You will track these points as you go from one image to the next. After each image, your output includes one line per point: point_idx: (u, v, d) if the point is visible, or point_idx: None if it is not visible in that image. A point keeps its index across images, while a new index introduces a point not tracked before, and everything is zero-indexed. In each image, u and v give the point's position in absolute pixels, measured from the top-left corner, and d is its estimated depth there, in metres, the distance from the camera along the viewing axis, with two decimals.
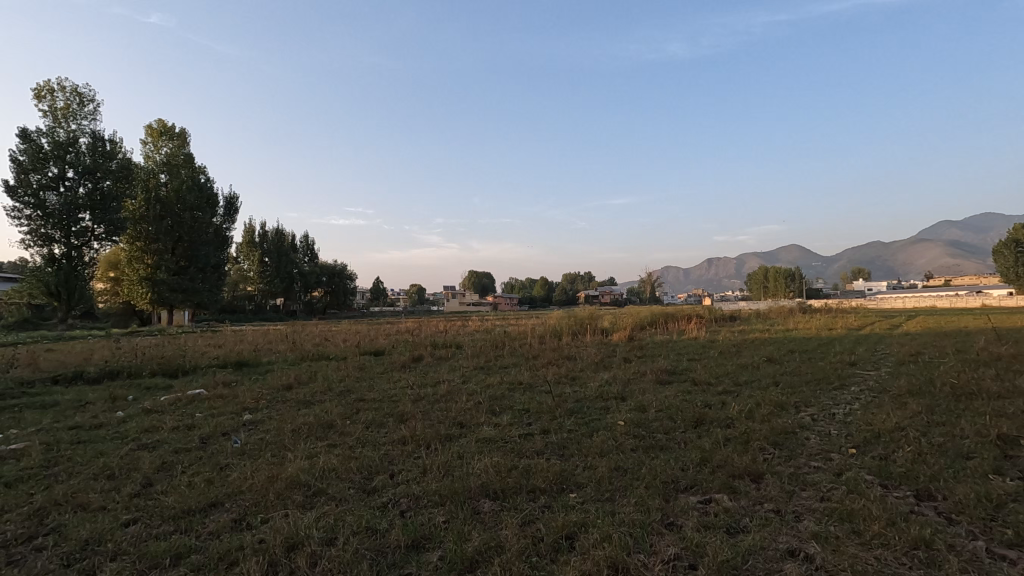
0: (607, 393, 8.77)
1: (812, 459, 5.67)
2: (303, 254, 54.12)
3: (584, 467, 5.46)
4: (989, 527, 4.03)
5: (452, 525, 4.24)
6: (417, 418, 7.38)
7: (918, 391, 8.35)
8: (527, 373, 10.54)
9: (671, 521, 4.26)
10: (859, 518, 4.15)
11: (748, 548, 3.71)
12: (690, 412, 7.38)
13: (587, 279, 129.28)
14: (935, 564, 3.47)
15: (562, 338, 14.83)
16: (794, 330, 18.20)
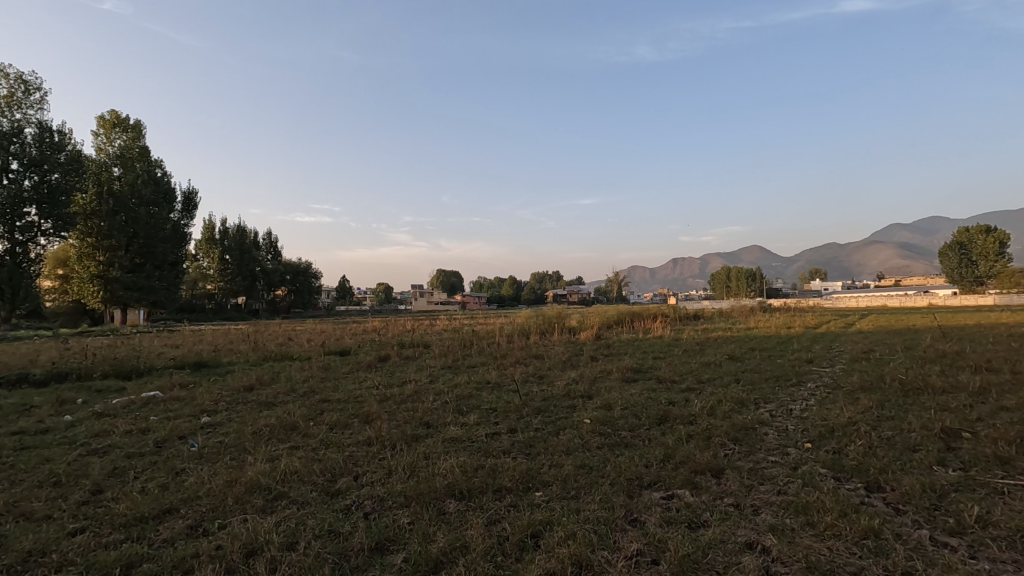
0: (555, 376, 8.34)
1: (770, 435, 4.96)
2: (266, 252, 52.86)
3: (500, 453, 4.52)
4: (937, 514, 3.12)
5: (314, 513, 3.41)
6: (347, 402, 6.73)
7: (870, 387, 6.88)
8: (494, 372, 8.68)
9: (636, 518, 3.21)
10: (812, 510, 3.17)
11: (650, 538, 2.88)
12: (636, 392, 6.92)
13: (556, 279, 128.87)
14: (883, 554, 2.67)
15: (522, 332, 14.52)
16: (755, 328, 17.52)
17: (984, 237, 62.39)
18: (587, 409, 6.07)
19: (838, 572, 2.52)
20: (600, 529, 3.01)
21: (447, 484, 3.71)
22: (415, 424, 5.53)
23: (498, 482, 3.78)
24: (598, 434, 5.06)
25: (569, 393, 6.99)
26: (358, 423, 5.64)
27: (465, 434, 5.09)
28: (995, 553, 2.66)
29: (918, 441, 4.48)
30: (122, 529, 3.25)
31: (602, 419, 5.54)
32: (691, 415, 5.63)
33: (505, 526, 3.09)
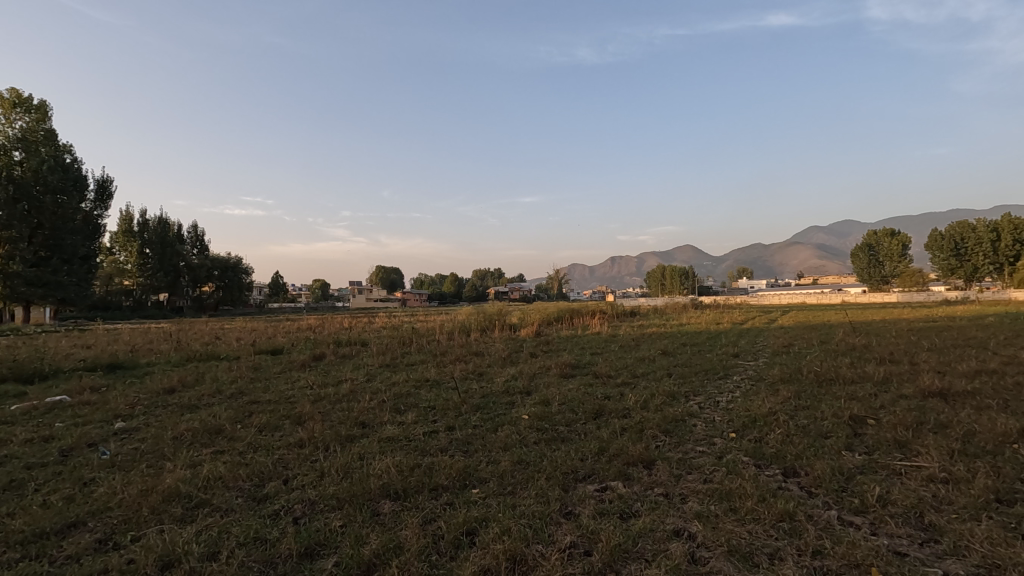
0: (494, 373, 8.37)
1: (698, 426, 5.19)
2: (191, 246, 49.87)
3: (437, 451, 4.48)
4: (845, 495, 3.37)
5: (240, 520, 3.26)
6: (278, 403, 6.46)
7: (789, 378, 7.35)
8: (433, 370, 8.59)
9: (570, 511, 3.28)
10: (734, 497, 3.34)
11: (583, 531, 2.94)
12: (573, 387, 7.06)
13: (497, 276, 129.12)
14: (796, 534, 2.86)
15: (462, 329, 14.49)
16: (686, 324, 18.31)
17: (890, 240, 68.10)
18: (525, 405, 6.13)
19: (757, 554, 2.68)
20: (535, 523, 3.05)
21: (382, 484, 3.64)
22: (350, 424, 5.39)
23: (434, 480, 3.75)
24: (536, 429, 5.12)
25: (508, 389, 7.04)
26: (289, 425, 5.43)
27: (401, 433, 5.01)
28: (892, 529, 2.91)
29: (830, 428, 4.83)
30: (19, 548, 2.97)
31: (540, 414, 5.61)
32: (625, 409, 5.81)
33: (440, 524, 3.07)
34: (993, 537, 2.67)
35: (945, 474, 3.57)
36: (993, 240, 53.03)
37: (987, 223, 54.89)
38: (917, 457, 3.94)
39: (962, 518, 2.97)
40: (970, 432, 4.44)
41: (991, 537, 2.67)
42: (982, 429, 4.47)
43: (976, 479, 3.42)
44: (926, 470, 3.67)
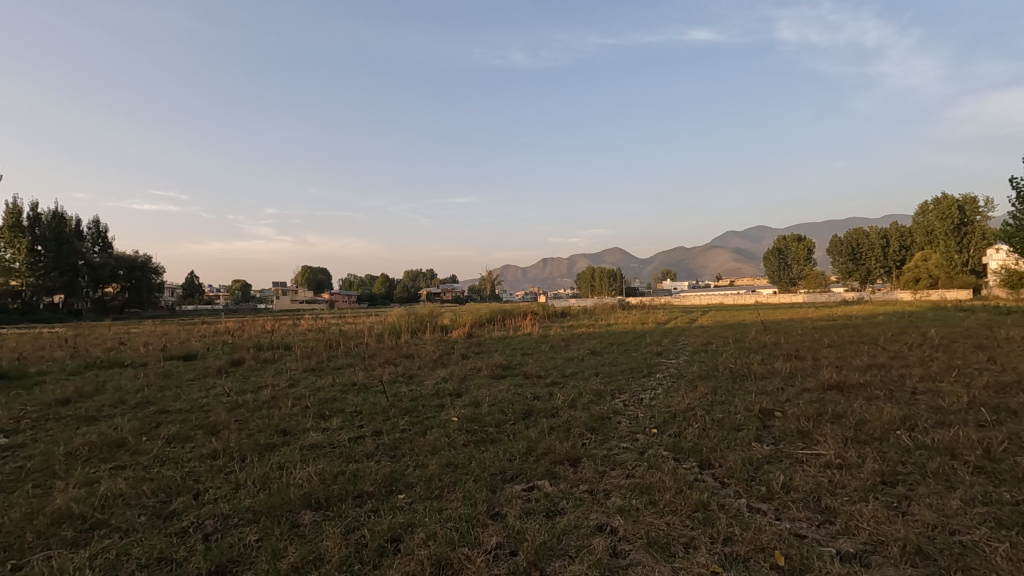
0: (425, 375, 8.26)
1: (622, 423, 5.36)
2: (92, 243, 45.79)
3: (363, 457, 4.36)
4: (753, 484, 3.60)
5: (142, 539, 3.02)
6: (189, 412, 6.05)
7: (707, 375, 7.77)
8: (361, 374, 8.35)
9: (497, 512, 3.30)
10: (655, 490, 3.48)
11: (510, 531, 2.96)
12: (504, 388, 7.09)
13: (429, 276, 127.63)
14: (709, 523, 3.02)
15: (392, 331, 14.21)
16: (614, 324, 18.97)
17: (797, 245, 73.79)
18: (456, 407, 6.10)
19: (674, 544, 2.80)
20: (461, 526, 3.04)
21: (302, 494, 3.50)
22: (270, 432, 5.14)
23: (359, 487, 3.65)
24: (465, 431, 5.11)
25: (438, 392, 6.97)
26: (202, 435, 5.09)
27: (326, 440, 4.84)
28: (793, 513, 3.14)
29: (742, 421, 5.15)
30: None
31: (470, 416, 5.60)
32: (553, 408, 5.92)
33: (363, 533, 2.99)
34: (878, 516, 2.95)
35: (840, 460, 3.90)
36: (883, 246, 58.73)
37: (878, 230, 60.65)
38: (817, 446, 4.29)
39: (853, 500, 3.25)
40: (861, 421, 4.89)
41: (877, 516, 2.95)
42: (871, 417, 4.94)
43: (866, 463, 3.76)
44: (824, 457, 3.99)
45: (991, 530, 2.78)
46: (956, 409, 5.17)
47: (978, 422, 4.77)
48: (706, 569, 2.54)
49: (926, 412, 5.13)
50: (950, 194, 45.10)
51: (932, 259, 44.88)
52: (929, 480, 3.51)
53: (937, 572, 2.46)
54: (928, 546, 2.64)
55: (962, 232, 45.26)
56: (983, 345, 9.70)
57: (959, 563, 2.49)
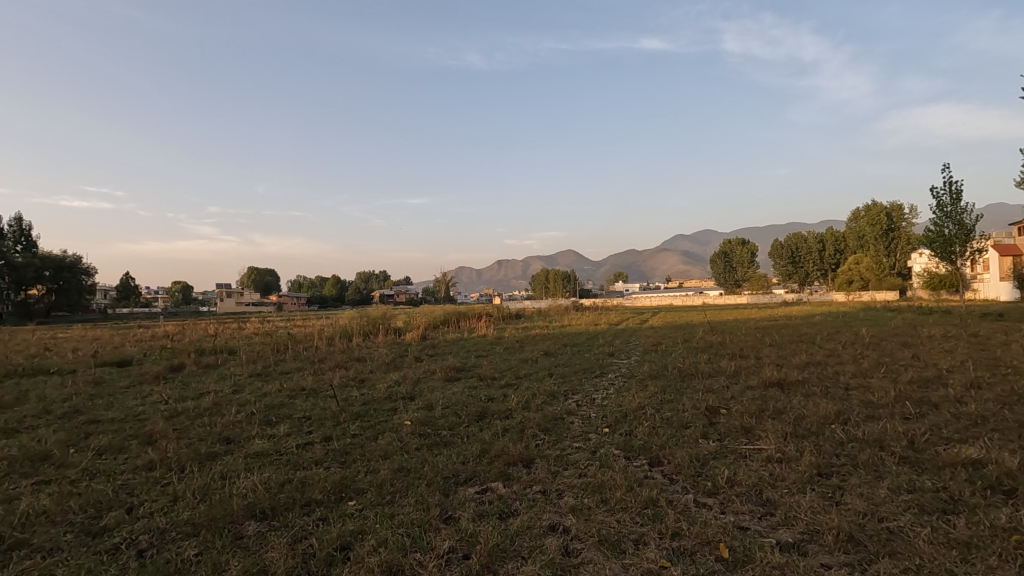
0: (377, 379, 8.11)
1: (575, 423, 5.43)
2: (14, 242, 42.60)
3: (312, 464, 4.24)
4: (700, 479, 3.72)
5: (68, 559, 2.83)
6: (122, 422, 5.71)
7: (657, 374, 7.97)
8: (310, 378, 8.11)
9: (450, 515, 3.27)
10: (606, 488, 3.55)
11: (462, 534, 2.95)
12: (458, 390, 7.05)
13: (382, 278, 125.49)
14: (659, 519, 3.10)
15: (344, 334, 13.88)
16: (567, 325, 19.22)
17: (741, 249, 76.91)
18: (409, 410, 6.02)
19: (624, 541, 2.86)
20: (413, 531, 3.00)
21: (246, 504, 3.37)
22: (212, 440, 4.91)
23: (307, 495, 3.54)
24: (418, 434, 5.05)
25: (390, 395, 6.86)
26: (137, 445, 4.82)
27: (272, 447, 4.68)
28: (737, 507, 3.26)
29: (690, 418, 5.31)
30: None
31: (423, 419, 5.54)
32: (507, 410, 5.93)
33: (311, 542, 2.90)
34: (815, 507, 3.10)
35: (780, 454, 4.08)
36: (819, 250, 62.03)
37: (815, 235, 64.00)
38: (759, 441, 4.48)
39: (792, 492, 3.41)
40: (799, 416, 5.14)
41: (813, 507, 3.10)
42: (809, 412, 5.20)
43: (803, 456, 3.95)
44: (765, 452, 4.17)
45: (914, 516, 2.98)
46: (885, 404, 5.50)
47: (903, 415, 5.10)
48: (655, 564, 2.60)
49: (858, 406, 5.45)
50: (879, 202, 48.09)
51: (863, 263, 47.93)
52: (860, 470, 3.72)
53: (867, 557, 2.61)
54: (859, 533, 2.80)
55: (890, 238, 48.31)
56: (908, 343, 10.38)
57: (886, 548, 2.65)
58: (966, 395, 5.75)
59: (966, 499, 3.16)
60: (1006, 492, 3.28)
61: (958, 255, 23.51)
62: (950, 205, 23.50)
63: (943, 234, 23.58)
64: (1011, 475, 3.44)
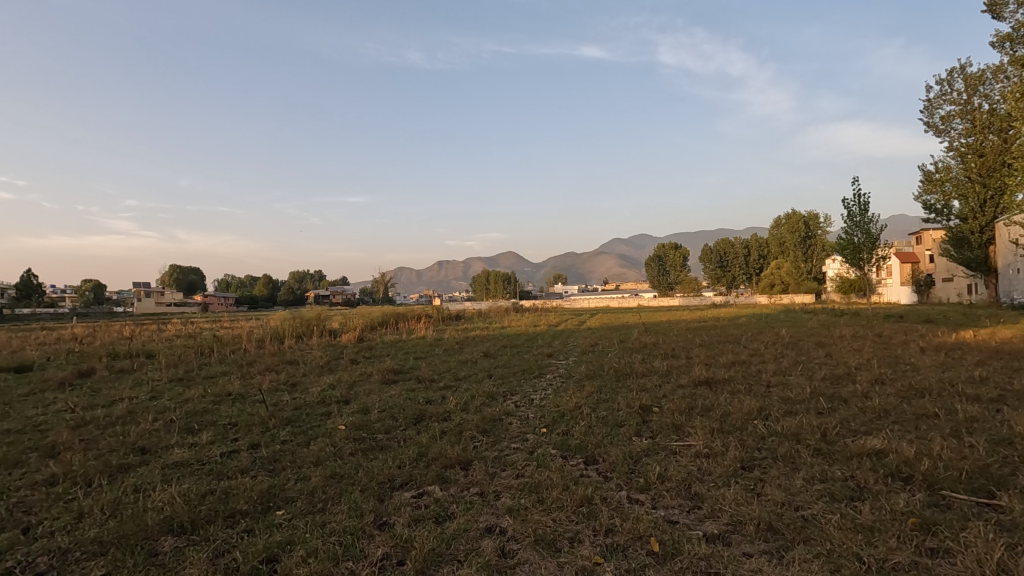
0: (309, 382, 7.81)
1: (513, 424, 5.45)
2: None
3: (238, 474, 4.02)
4: (633, 476, 3.84)
5: None
6: (19, 434, 5.19)
7: (594, 375, 8.14)
8: (237, 382, 7.70)
9: (384, 521, 3.20)
10: (542, 488, 3.58)
11: (397, 540, 2.89)
12: (396, 393, 6.91)
13: (317, 278, 121.29)
14: (593, 516, 3.16)
15: (275, 335, 13.28)
16: (507, 326, 19.29)
17: (674, 253, 80.21)
18: (343, 414, 5.84)
19: (560, 539, 2.90)
20: (345, 539, 2.91)
21: (163, 519, 3.16)
22: (124, 451, 4.57)
23: (231, 506, 3.36)
24: (352, 439, 4.91)
25: (323, 399, 6.62)
26: (36, 459, 4.40)
27: (194, 456, 4.41)
28: (667, 502, 3.39)
29: (624, 417, 5.47)
30: None
31: (358, 423, 5.39)
32: (446, 412, 5.87)
33: (234, 555, 2.76)
34: (738, 498, 3.28)
35: (707, 450, 4.27)
36: (745, 255, 65.66)
37: (741, 240, 67.69)
38: (688, 438, 4.67)
39: (718, 485, 3.58)
40: (725, 413, 5.40)
41: (737, 499, 3.26)
42: (734, 409, 5.48)
43: (728, 451, 4.16)
44: (694, 448, 4.35)
45: (826, 504, 3.20)
46: (801, 400, 5.89)
47: (817, 410, 5.48)
48: (588, 561, 2.65)
49: (778, 402, 5.80)
50: (797, 210, 51.48)
51: (784, 267, 51.24)
52: (779, 463, 3.96)
53: (784, 544, 2.78)
54: (778, 523, 2.97)
55: (807, 244, 51.83)
56: (821, 343, 11.18)
57: (801, 535, 2.83)
58: (872, 390, 6.26)
59: (870, 486, 3.43)
60: (903, 479, 3.59)
61: (865, 261, 25.55)
62: (859, 216, 25.50)
63: (853, 242, 25.56)
64: (908, 463, 3.76)
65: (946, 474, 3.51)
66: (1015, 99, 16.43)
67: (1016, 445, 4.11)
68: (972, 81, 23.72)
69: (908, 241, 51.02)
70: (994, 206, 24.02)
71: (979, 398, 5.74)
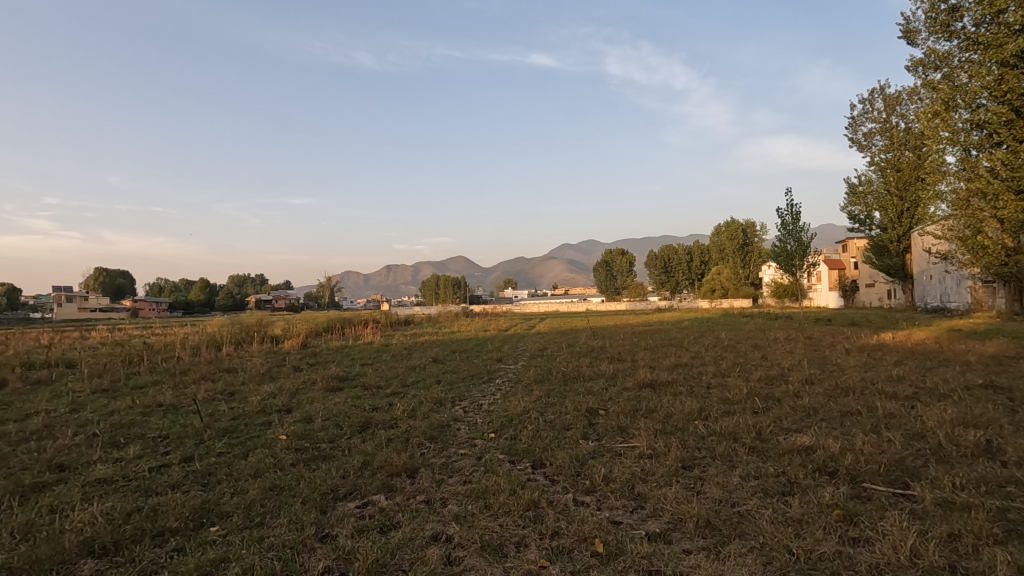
0: (249, 391, 7.48)
1: (461, 430, 5.43)
2: None
3: (168, 489, 3.80)
4: (579, 478, 3.89)
5: None
6: None
7: (543, 379, 8.20)
8: (169, 392, 7.27)
9: (326, 534, 3.10)
10: (489, 494, 3.58)
11: (339, 552, 2.81)
12: (340, 401, 6.73)
13: (258, 281, 116.69)
14: (539, 520, 3.19)
15: (211, 343, 12.64)
16: (456, 331, 19.16)
17: (621, 258, 82.20)
18: (284, 424, 5.63)
19: (506, 544, 2.90)
20: (284, 554, 2.80)
21: (83, 540, 2.94)
22: (38, 469, 4.22)
23: (161, 524, 3.18)
24: (293, 449, 4.74)
25: (264, 408, 6.36)
26: None
27: (120, 471, 4.15)
28: (612, 503, 3.45)
29: (571, 421, 5.54)
30: None
31: (300, 432, 5.22)
32: (392, 419, 5.77)
33: None
34: (678, 497, 3.39)
35: (650, 451, 4.39)
36: (688, 261, 68.13)
37: (684, 247, 70.18)
38: (633, 439, 4.78)
39: (660, 485, 3.68)
40: (668, 414, 5.57)
41: (678, 498, 3.37)
42: (677, 411, 5.65)
43: (670, 452, 4.30)
44: (638, 449, 4.46)
45: (760, 499, 3.35)
46: (738, 400, 6.17)
47: (753, 410, 5.75)
48: (534, 565, 2.67)
49: (717, 403, 6.04)
50: (736, 219, 53.94)
51: (724, 273, 53.47)
52: (717, 461, 4.12)
53: (721, 540, 2.88)
54: (715, 519, 3.09)
55: (745, 251, 54.34)
56: (758, 345, 11.73)
57: (737, 531, 2.95)
58: (802, 389, 6.62)
59: (800, 481, 3.63)
60: (830, 473, 3.81)
61: (798, 267, 27.03)
62: (792, 224, 26.95)
63: (787, 249, 26.98)
64: (834, 458, 4.01)
65: (866, 467, 3.76)
66: (928, 118, 17.96)
67: (928, 438, 4.46)
68: (891, 101, 25.64)
69: (834, 248, 54.42)
70: (910, 217, 25.98)
71: (896, 395, 6.18)
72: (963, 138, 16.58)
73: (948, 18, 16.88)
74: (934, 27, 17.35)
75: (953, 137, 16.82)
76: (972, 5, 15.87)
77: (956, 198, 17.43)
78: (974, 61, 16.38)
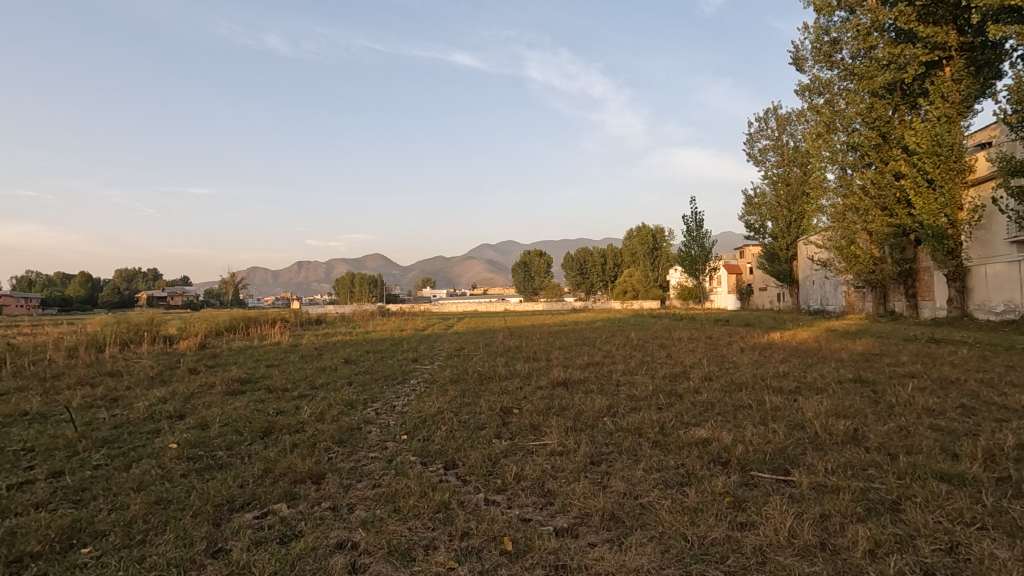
0: (136, 397, 6.83)
1: (371, 433, 5.27)
2: None
3: (30, 509, 3.37)
4: (490, 478, 3.92)
5: None
6: None
7: (457, 379, 8.18)
8: (36, 399, 6.46)
9: (219, 548, 2.90)
10: (398, 497, 3.50)
11: (233, 567, 2.63)
12: (241, 405, 6.32)
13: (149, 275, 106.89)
14: (449, 521, 3.17)
15: (90, 343, 11.37)
16: (371, 331, 18.60)
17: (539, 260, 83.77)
18: (176, 431, 5.20)
19: (414, 548, 2.86)
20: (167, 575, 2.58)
21: None
22: None
23: (19, 549, 2.82)
24: (185, 458, 4.39)
25: (151, 415, 5.82)
26: None
27: None
28: (522, 501, 3.50)
29: (485, 420, 5.56)
30: None
31: (193, 440, 4.84)
32: (298, 423, 5.50)
33: None
34: (585, 492, 3.49)
35: (561, 448, 4.50)
36: (602, 264, 70.65)
37: (598, 250, 72.75)
38: (544, 437, 4.89)
39: (569, 480, 3.79)
40: (578, 412, 5.73)
41: (585, 493, 3.48)
42: (586, 408, 5.83)
43: (580, 448, 4.44)
44: (550, 447, 4.55)
45: (659, 491, 3.54)
46: (644, 397, 6.47)
47: (657, 406, 6.06)
48: (443, 566, 2.65)
49: (625, 400, 6.30)
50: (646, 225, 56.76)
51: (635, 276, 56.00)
52: (623, 455, 4.31)
53: (624, 531, 3.01)
54: (619, 511, 3.23)
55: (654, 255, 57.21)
56: (663, 345, 12.40)
57: (639, 521, 3.09)
58: (701, 386, 7.07)
59: (696, 472, 3.87)
60: (722, 463, 4.10)
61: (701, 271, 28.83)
62: (696, 231, 28.68)
63: (691, 254, 28.71)
64: (726, 449, 4.31)
65: (754, 456, 4.09)
66: (811, 139, 19.72)
67: (806, 428, 4.92)
68: (782, 121, 28.11)
69: (733, 254, 58.77)
70: (796, 228, 28.59)
71: (781, 390, 6.77)
72: (840, 158, 18.42)
73: (829, 49, 18.82)
74: (818, 56, 19.23)
75: (833, 157, 18.61)
76: (849, 39, 17.75)
77: (834, 212, 19.40)
78: (850, 90, 18.34)
